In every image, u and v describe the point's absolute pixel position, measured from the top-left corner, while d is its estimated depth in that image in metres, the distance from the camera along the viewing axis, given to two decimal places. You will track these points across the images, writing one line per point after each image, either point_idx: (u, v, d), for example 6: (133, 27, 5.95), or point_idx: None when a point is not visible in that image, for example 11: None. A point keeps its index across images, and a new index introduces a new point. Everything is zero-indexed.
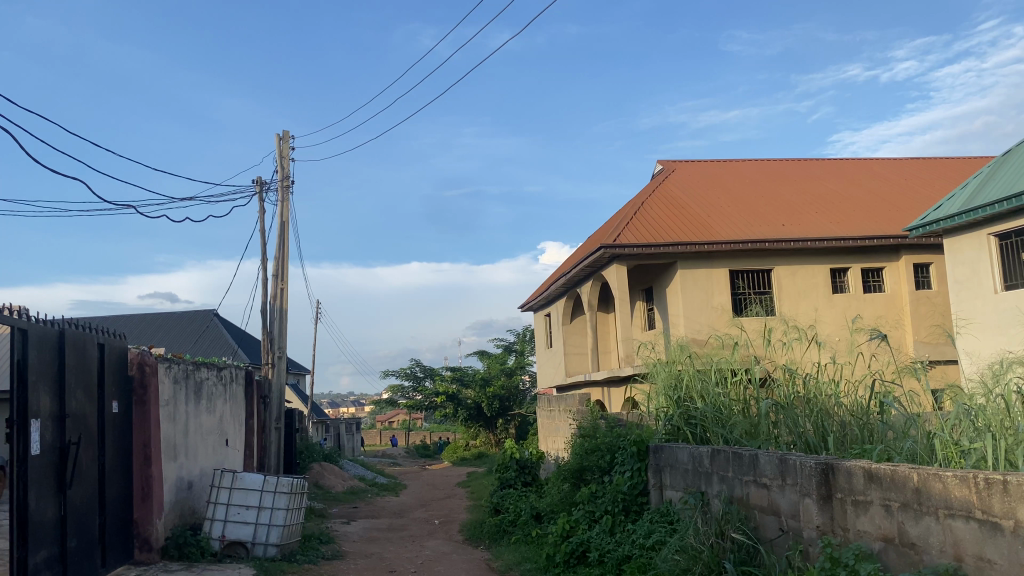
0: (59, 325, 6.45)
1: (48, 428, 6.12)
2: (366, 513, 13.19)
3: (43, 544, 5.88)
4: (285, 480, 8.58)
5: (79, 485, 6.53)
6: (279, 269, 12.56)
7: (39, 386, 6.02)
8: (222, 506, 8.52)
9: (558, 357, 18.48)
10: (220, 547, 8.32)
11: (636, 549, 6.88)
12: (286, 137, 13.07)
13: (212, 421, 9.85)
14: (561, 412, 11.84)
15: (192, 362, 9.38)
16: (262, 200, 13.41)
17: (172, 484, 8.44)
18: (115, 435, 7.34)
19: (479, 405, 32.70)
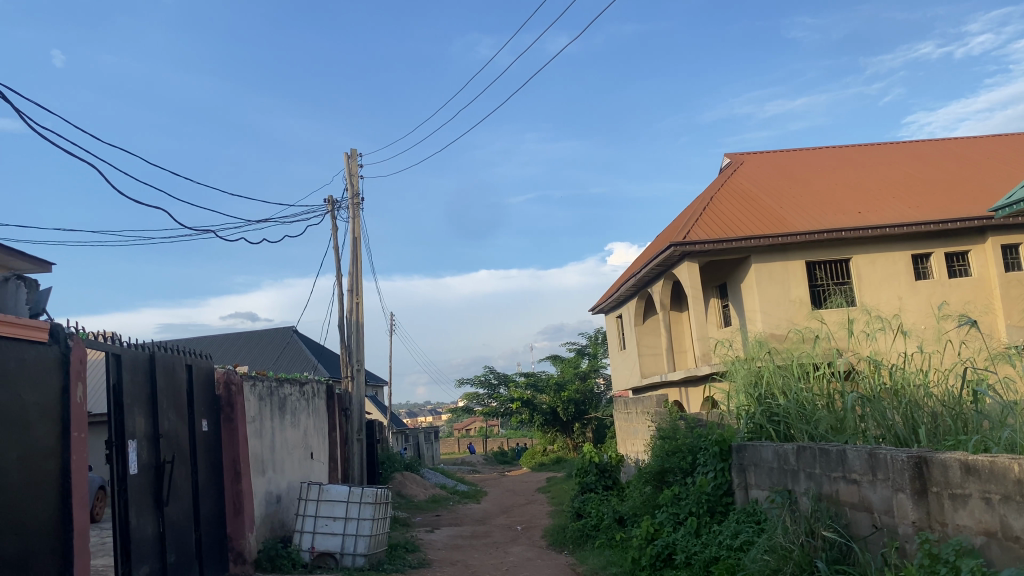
0: (149, 349, 6.72)
1: (144, 448, 6.37)
2: (450, 521, 13.31)
3: (144, 560, 6.11)
4: (370, 491, 8.75)
5: (175, 501, 6.78)
6: (353, 284, 12.80)
7: (133, 408, 6.27)
8: (310, 518, 8.74)
9: (632, 359, 18.33)
10: (310, 558, 8.52)
11: (723, 550, 6.76)
12: (354, 155, 13.31)
13: (297, 435, 10.11)
14: (639, 414, 11.74)
15: (276, 378, 9.66)
16: (334, 219, 13.71)
17: (262, 498, 8.67)
18: (206, 453, 7.60)
19: (555, 410, 32.62)
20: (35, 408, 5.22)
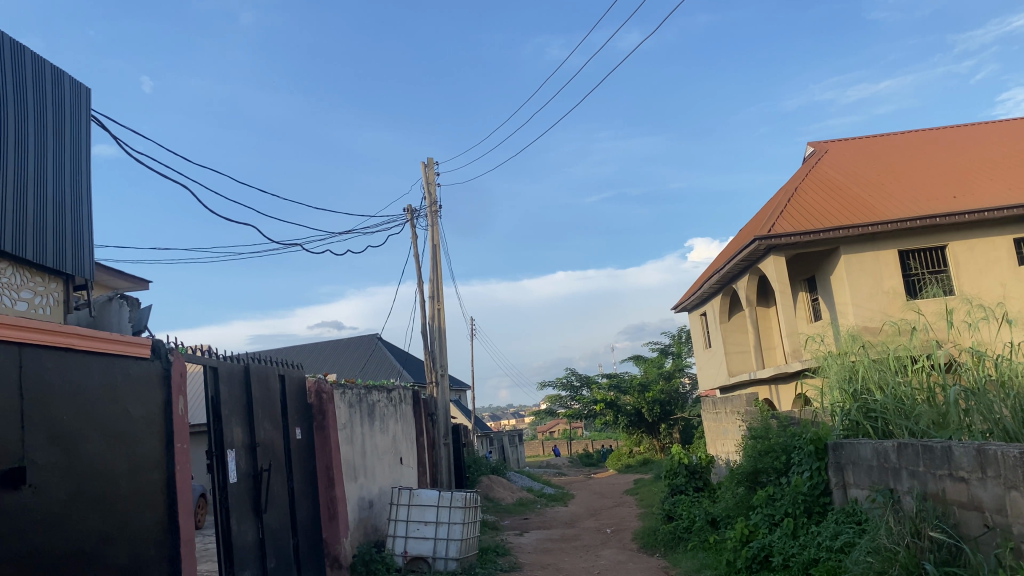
0: (244, 360, 6.95)
1: (242, 456, 6.58)
2: (539, 524, 13.32)
3: (246, 565, 6.29)
4: (459, 495, 8.83)
5: (273, 508, 6.98)
6: (435, 290, 12.95)
7: (231, 419, 6.49)
8: (402, 523, 8.88)
9: (718, 357, 18.00)
10: (403, 563, 8.65)
11: (822, 552, 6.54)
12: (431, 164, 13.47)
13: (386, 440, 10.29)
14: (728, 414, 11.51)
15: (364, 386, 9.86)
16: (414, 227, 13.91)
17: (355, 503, 8.85)
18: (301, 460, 7.81)
19: (640, 411, 32.30)
20: (141, 420, 5.46)
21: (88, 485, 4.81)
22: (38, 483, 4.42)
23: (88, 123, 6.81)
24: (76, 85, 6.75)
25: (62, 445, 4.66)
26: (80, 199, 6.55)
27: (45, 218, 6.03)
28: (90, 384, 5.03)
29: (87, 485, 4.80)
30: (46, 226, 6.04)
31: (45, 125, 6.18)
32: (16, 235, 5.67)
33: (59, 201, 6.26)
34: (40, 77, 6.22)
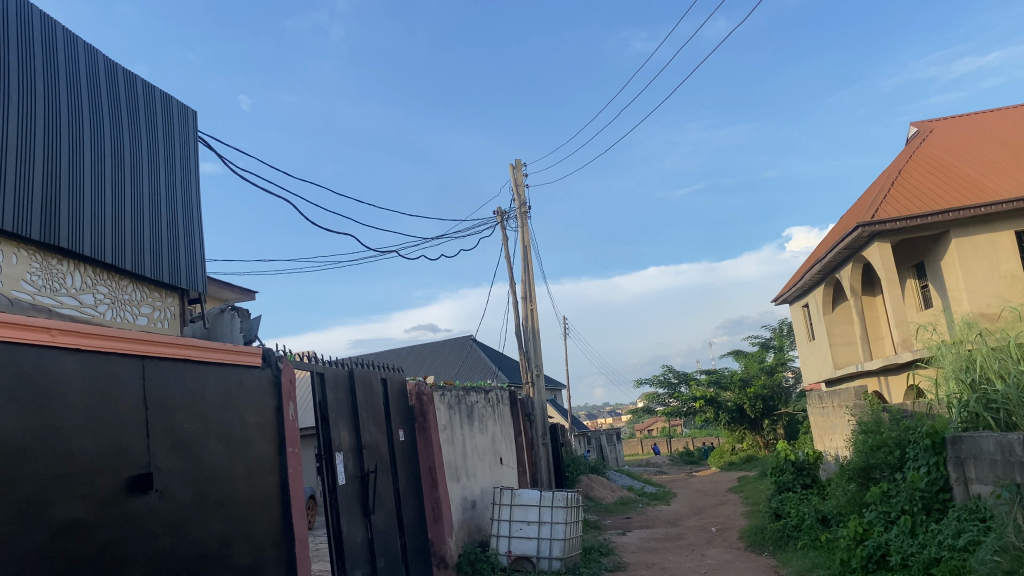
0: (348, 365, 7.17)
1: (350, 459, 6.78)
2: (641, 523, 13.21)
3: (357, 565, 6.46)
4: (561, 495, 8.82)
5: (380, 509, 7.16)
6: (527, 291, 13.00)
7: (338, 422, 6.70)
8: (505, 523, 8.97)
9: (823, 350, 17.42)
10: (508, 562, 8.73)
11: (944, 551, 6.23)
12: (519, 165, 13.54)
13: (486, 441, 10.40)
14: (836, 408, 11.12)
15: (462, 387, 9.99)
16: (504, 229, 13.99)
17: (458, 504, 8.99)
18: (405, 461, 7.98)
19: (741, 407, 31.56)
20: (254, 427, 5.70)
21: (207, 490, 5.04)
22: (164, 487, 4.66)
23: (196, 144, 7.15)
24: (184, 108, 7.10)
25: (183, 452, 4.91)
26: (191, 217, 6.89)
27: (161, 240, 6.38)
28: (207, 393, 5.28)
29: (207, 489, 5.04)
30: (161, 245, 6.38)
31: (156, 149, 6.53)
32: (137, 258, 6.02)
33: (172, 221, 6.59)
34: (150, 103, 6.57)
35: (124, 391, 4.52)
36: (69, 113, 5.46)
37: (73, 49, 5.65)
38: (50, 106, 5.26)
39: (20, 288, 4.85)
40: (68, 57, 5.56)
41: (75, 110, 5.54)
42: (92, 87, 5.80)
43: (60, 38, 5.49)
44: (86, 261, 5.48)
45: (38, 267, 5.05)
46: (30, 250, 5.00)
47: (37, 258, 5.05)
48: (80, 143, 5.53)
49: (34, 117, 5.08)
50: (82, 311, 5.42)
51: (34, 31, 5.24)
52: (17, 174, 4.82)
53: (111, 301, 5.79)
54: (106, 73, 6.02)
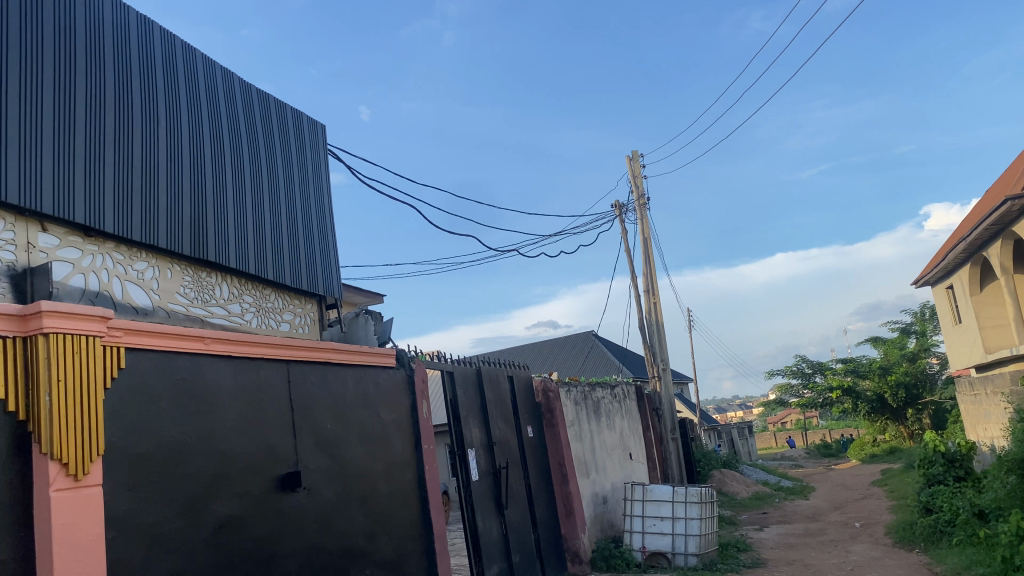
0: (475, 363, 7.31)
1: (482, 455, 6.91)
2: (779, 518, 12.81)
3: (494, 560, 6.58)
4: (694, 490, 8.65)
5: (513, 505, 7.26)
6: (649, 284, 12.83)
7: (469, 419, 6.85)
8: (638, 518, 8.90)
9: (972, 333, 16.34)
10: (642, 558, 8.65)
11: None
12: (636, 157, 13.38)
13: (614, 436, 10.35)
14: (991, 396, 10.34)
15: (588, 384, 9.99)
16: (623, 223, 13.85)
17: (590, 499, 9.00)
18: (534, 457, 8.06)
19: (881, 396, 30.04)
20: (392, 425, 5.91)
21: (351, 487, 5.26)
22: (310, 485, 4.89)
23: (326, 156, 7.46)
24: (313, 123, 7.42)
25: (327, 451, 5.14)
26: (325, 228, 7.20)
27: (299, 249, 6.69)
28: (347, 394, 5.51)
29: (351, 486, 5.26)
30: (300, 254, 6.70)
31: (291, 165, 6.86)
32: (279, 268, 6.34)
33: (309, 231, 6.91)
34: (283, 120, 6.91)
35: (271, 394, 4.78)
36: (211, 133, 5.83)
37: (211, 73, 6.02)
38: (194, 128, 5.63)
39: (175, 300, 5.21)
40: (207, 81, 5.94)
41: (217, 131, 5.90)
42: (230, 109, 6.16)
43: (200, 63, 5.88)
44: (231, 272, 5.82)
45: (189, 281, 5.40)
46: (182, 265, 5.35)
47: (189, 272, 5.39)
48: (222, 160, 5.88)
49: (181, 138, 5.46)
50: (231, 320, 5.75)
51: (177, 59, 5.63)
52: (167, 193, 5.18)
53: (255, 309, 6.12)
54: (242, 94, 6.38)
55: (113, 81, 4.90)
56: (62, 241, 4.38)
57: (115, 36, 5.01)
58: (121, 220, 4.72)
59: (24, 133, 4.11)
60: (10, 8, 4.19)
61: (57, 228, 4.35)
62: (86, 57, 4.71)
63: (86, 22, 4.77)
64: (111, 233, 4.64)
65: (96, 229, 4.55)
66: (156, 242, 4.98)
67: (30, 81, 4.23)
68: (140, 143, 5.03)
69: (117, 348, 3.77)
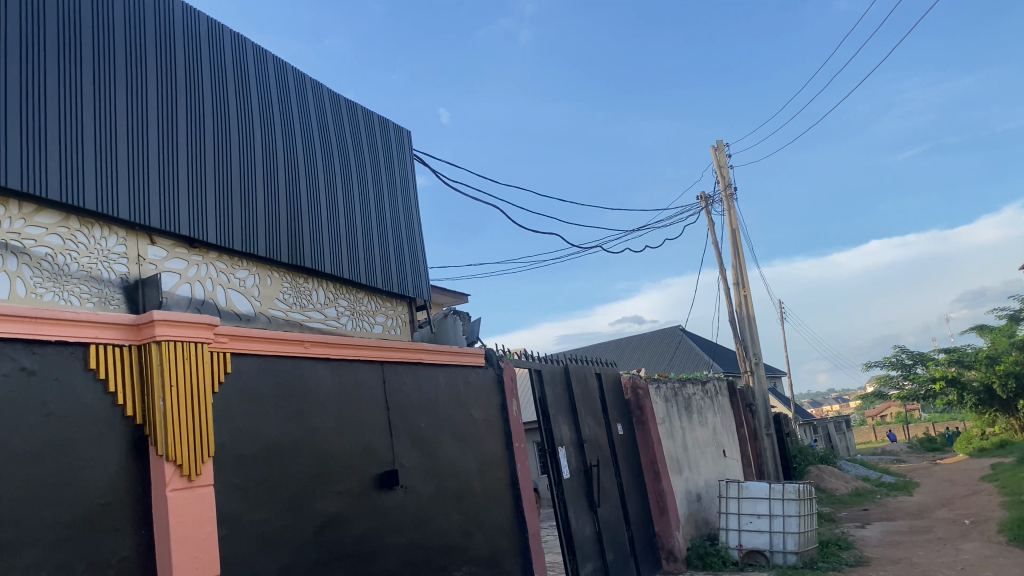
0: (563, 361, 7.31)
1: (573, 453, 6.91)
2: (882, 515, 12.37)
3: (588, 557, 6.57)
4: (791, 486, 8.41)
5: (606, 502, 7.23)
6: (738, 277, 12.56)
7: (559, 418, 6.85)
8: (734, 516, 8.73)
9: None
10: (739, 556, 8.49)
11: None
12: (721, 146, 13.11)
13: (707, 433, 10.19)
14: None
15: (678, 380, 9.86)
16: (710, 214, 13.59)
17: (683, 497, 8.89)
18: (626, 455, 8.01)
19: (990, 386, 28.59)
20: (483, 424, 5.97)
21: (446, 485, 5.34)
22: (407, 483, 5.00)
23: (413, 161, 7.60)
24: (400, 131, 7.56)
25: (423, 450, 5.24)
26: (413, 233, 7.33)
27: (389, 254, 6.84)
28: (439, 394, 5.60)
29: (446, 484, 5.35)
30: (390, 258, 6.84)
31: (379, 172, 7.01)
32: (371, 272, 6.49)
33: (398, 236, 7.05)
34: (371, 129, 7.07)
35: (368, 395, 4.90)
36: (303, 144, 6.02)
37: (301, 86, 6.22)
38: (288, 141, 5.83)
39: (275, 306, 5.39)
40: (298, 94, 6.13)
41: (308, 142, 6.09)
42: (320, 120, 6.35)
43: (291, 78, 6.07)
44: (327, 277, 5.99)
45: (288, 288, 5.59)
46: (281, 273, 5.54)
47: (287, 279, 5.58)
48: (315, 170, 6.07)
49: (275, 152, 5.66)
50: (327, 324, 5.92)
51: (269, 75, 5.84)
52: (264, 204, 5.38)
53: (350, 313, 6.28)
54: (331, 105, 6.56)
55: (212, 100, 5.12)
56: (170, 253, 4.61)
57: (212, 56, 5.24)
58: (224, 233, 4.93)
59: (133, 156, 4.36)
60: (117, 36, 4.43)
61: (164, 241, 4.58)
62: (186, 79, 4.93)
63: (186, 47, 5.00)
64: (213, 244, 4.85)
65: (200, 241, 4.76)
66: (256, 251, 5.17)
67: (136, 104, 4.47)
68: (237, 157, 5.23)
69: (223, 354, 3.93)
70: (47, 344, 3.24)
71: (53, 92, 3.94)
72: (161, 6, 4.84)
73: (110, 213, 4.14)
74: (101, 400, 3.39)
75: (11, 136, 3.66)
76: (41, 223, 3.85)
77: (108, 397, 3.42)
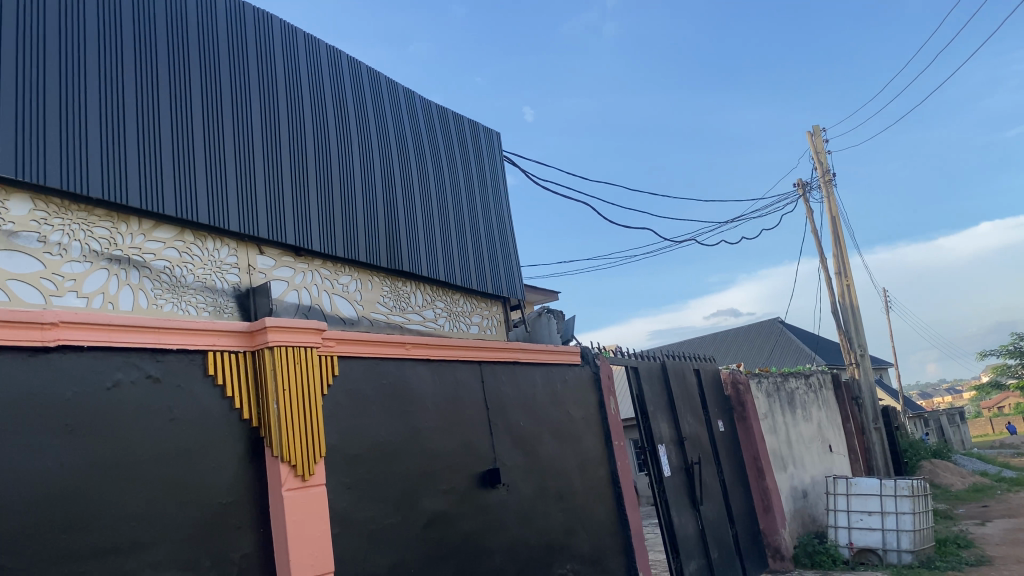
0: (660, 357, 7.24)
1: (673, 451, 6.83)
2: (1005, 512, 11.72)
3: (692, 556, 6.47)
4: (904, 483, 8.03)
5: (709, 499, 7.12)
6: (840, 266, 12.14)
7: (657, 415, 6.78)
8: (844, 513, 8.45)
9: None
10: (850, 555, 8.23)
11: None
12: (818, 132, 12.70)
13: (812, 428, 9.89)
14: None
15: (780, 374, 9.62)
16: (808, 202, 13.18)
17: (789, 494, 8.66)
18: (728, 451, 7.86)
19: None
20: (582, 422, 5.97)
21: (548, 483, 5.37)
22: (510, 482, 5.05)
23: (504, 163, 7.67)
24: (491, 133, 7.65)
25: (523, 449, 5.28)
26: (506, 233, 7.40)
27: (483, 256, 6.93)
28: (537, 393, 5.64)
29: (548, 482, 5.37)
30: (484, 260, 6.93)
31: (471, 175, 7.11)
32: (467, 274, 6.59)
33: (491, 237, 7.14)
34: (462, 133, 7.18)
35: (469, 395, 4.97)
36: (398, 151, 6.17)
37: (395, 96, 6.38)
38: (383, 148, 5.99)
39: (377, 310, 5.54)
40: (392, 103, 6.29)
41: (403, 149, 6.24)
42: (414, 127, 6.49)
43: (385, 88, 6.24)
44: (424, 281, 6.11)
45: (388, 292, 5.73)
46: (381, 277, 5.69)
47: (387, 284, 5.72)
48: (410, 176, 6.22)
49: (372, 160, 5.83)
50: (427, 326, 6.04)
51: (364, 85, 6.01)
52: (363, 211, 5.55)
53: (447, 314, 6.38)
54: (424, 111, 6.70)
55: (311, 113, 5.32)
56: (277, 262, 4.81)
57: (310, 70, 5.44)
58: (327, 240, 5.11)
59: (241, 171, 4.58)
60: (223, 60, 4.67)
61: (272, 251, 4.77)
62: (287, 95, 5.14)
63: (286, 63, 5.21)
64: (318, 252, 5.03)
65: (305, 249, 4.95)
66: (356, 258, 5.33)
67: (243, 123, 4.69)
68: (336, 167, 5.42)
69: (331, 358, 4.06)
70: (169, 352, 3.42)
71: (167, 117, 4.19)
72: (261, 28, 5.07)
73: (222, 226, 4.35)
74: (219, 405, 3.55)
75: (130, 160, 3.92)
76: (159, 237, 4.08)
77: (226, 401, 3.59)
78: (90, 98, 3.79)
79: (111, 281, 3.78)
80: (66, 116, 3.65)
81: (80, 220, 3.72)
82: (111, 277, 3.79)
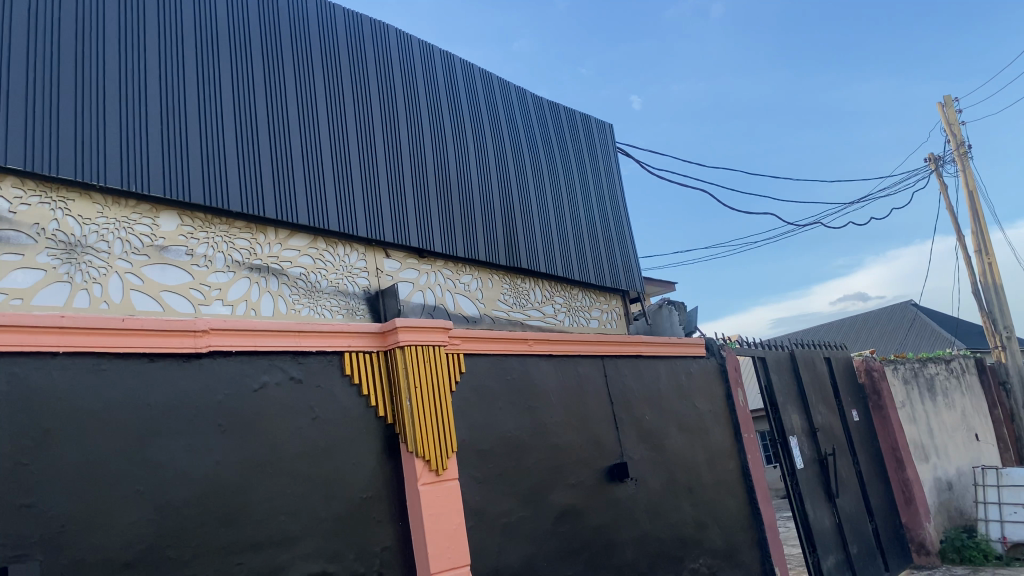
0: (788, 347, 7.04)
1: (806, 442, 6.63)
2: None
3: (829, 550, 6.25)
4: None
5: (846, 492, 6.87)
6: (980, 243, 11.41)
7: (788, 406, 6.60)
8: (995, 507, 8.00)
9: None
10: (1004, 550, 7.67)
11: None
12: (949, 101, 11.97)
13: (955, 416, 9.36)
14: None
15: (918, 359, 9.14)
16: (941, 176, 12.44)
17: (932, 485, 8.23)
18: (863, 441, 7.55)
19: None
20: (709, 414, 5.87)
21: (676, 476, 5.31)
22: (638, 475, 5.02)
23: (618, 155, 7.63)
24: (604, 125, 7.63)
25: (650, 442, 5.25)
26: (623, 225, 7.36)
27: (601, 248, 6.92)
28: (661, 386, 5.58)
29: (676, 476, 5.31)
30: (602, 252, 6.92)
31: (585, 168, 7.13)
32: (585, 268, 6.60)
33: (608, 229, 7.13)
34: (575, 126, 7.21)
35: (592, 390, 4.98)
36: (512, 148, 6.27)
37: (507, 95, 6.49)
38: (497, 147, 6.11)
39: (498, 307, 5.63)
40: (505, 102, 6.40)
41: (517, 146, 6.34)
42: (527, 123, 6.58)
43: (497, 88, 6.37)
44: (543, 276, 6.16)
45: (508, 289, 5.81)
46: (500, 275, 5.78)
47: (507, 281, 5.80)
48: (524, 172, 6.31)
49: (488, 160, 5.96)
50: (548, 321, 6.08)
51: (477, 87, 6.15)
52: (480, 210, 5.68)
53: (567, 309, 6.41)
54: (536, 107, 6.77)
55: (428, 118, 5.50)
56: (402, 265, 4.96)
57: (425, 76, 5.62)
58: (448, 240, 5.25)
59: (364, 179, 4.80)
60: (343, 76, 4.91)
61: (398, 254, 4.94)
62: (405, 104, 5.34)
63: (402, 71, 5.42)
64: (440, 253, 5.17)
65: (428, 250, 5.09)
66: (477, 256, 5.45)
67: (365, 133, 4.93)
68: (453, 169, 5.58)
69: (458, 355, 4.17)
70: (308, 354, 3.60)
71: (295, 134, 4.45)
72: (378, 41, 5.29)
73: (350, 232, 4.55)
74: (357, 404, 3.71)
75: (266, 175, 4.18)
76: (295, 245, 4.30)
77: (362, 400, 3.74)
78: (227, 121, 4.10)
79: (253, 289, 3.99)
80: (207, 139, 3.97)
81: (222, 233, 3.96)
82: (253, 284, 4.00)
